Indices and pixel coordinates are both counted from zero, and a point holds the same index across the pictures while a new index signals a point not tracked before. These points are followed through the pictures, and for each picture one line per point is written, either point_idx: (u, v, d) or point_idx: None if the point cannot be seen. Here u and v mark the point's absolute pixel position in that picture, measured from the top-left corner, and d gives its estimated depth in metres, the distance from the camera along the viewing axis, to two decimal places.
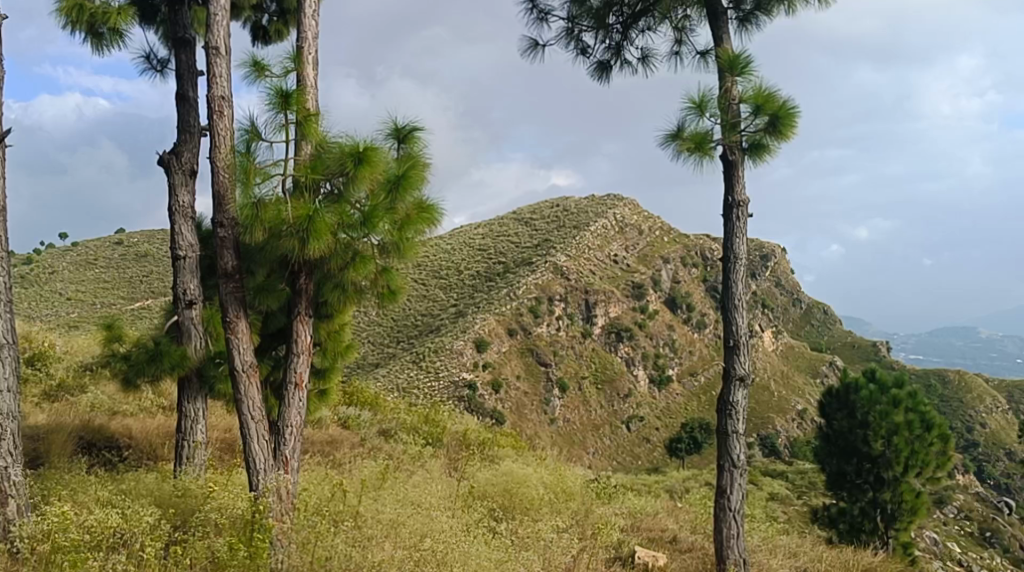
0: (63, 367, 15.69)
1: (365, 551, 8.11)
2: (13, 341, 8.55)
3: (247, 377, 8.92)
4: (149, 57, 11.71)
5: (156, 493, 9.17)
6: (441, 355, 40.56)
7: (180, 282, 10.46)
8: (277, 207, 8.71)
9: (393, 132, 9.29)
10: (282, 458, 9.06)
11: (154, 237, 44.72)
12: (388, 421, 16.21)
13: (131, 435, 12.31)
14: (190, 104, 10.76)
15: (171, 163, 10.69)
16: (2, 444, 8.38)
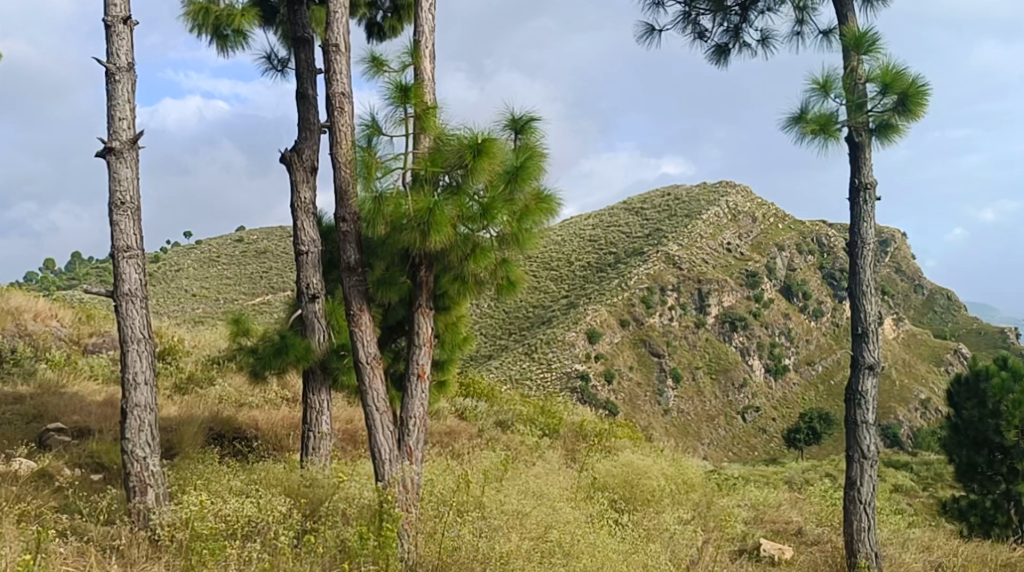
0: (193, 360, 16.25)
1: (491, 541, 8.07)
2: (149, 336, 8.86)
3: (371, 369, 9.06)
4: (270, 58, 12.02)
5: (285, 483, 9.40)
6: (553, 346, 40.58)
7: (303, 277, 10.73)
8: (397, 201, 8.83)
9: (511, 123, 9.28)
10: (406, 449, 9.12)
11: (272, 233, 45.94)
12: (504, 411, 16.29)
13: (258, 426, 12.66)
14: (310, 102, 10.98)
15: (292, 160, 10.97)
16: (141, 436, 8.68)
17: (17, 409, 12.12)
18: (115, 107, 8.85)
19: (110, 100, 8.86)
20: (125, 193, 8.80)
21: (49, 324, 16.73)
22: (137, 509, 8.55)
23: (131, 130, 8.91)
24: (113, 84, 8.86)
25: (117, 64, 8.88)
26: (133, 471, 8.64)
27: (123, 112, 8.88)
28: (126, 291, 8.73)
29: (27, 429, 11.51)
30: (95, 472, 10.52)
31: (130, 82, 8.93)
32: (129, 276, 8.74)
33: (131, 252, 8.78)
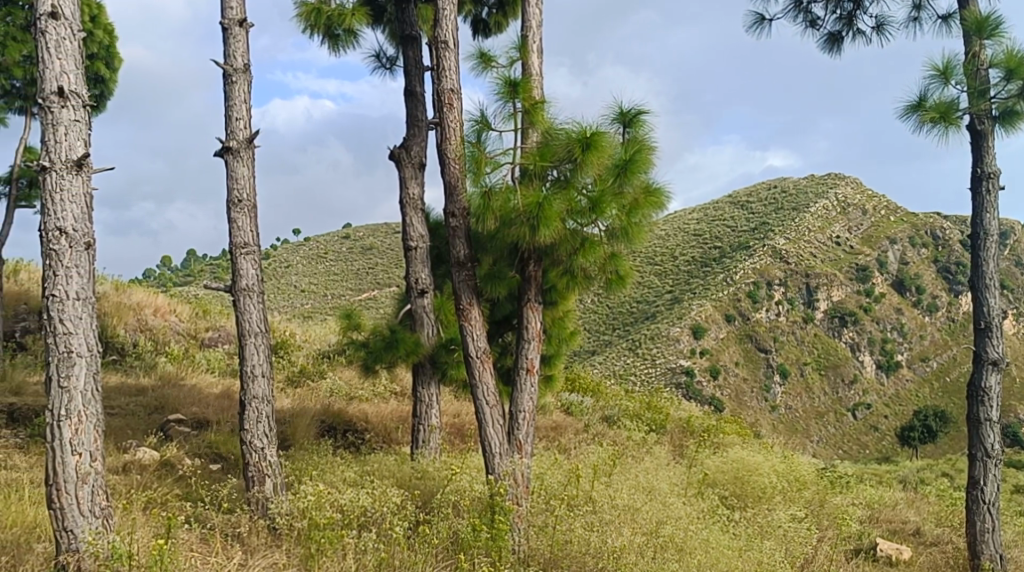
0: (304, 355, 16.66)
1: (603, 536, 8.06)
2: (266, 330, 9.07)
3: (481, 363, 9.11)
4: (378, 56, 12.27)
5: (397, 475, 9.54)
6: (658, 342, 40.22)
7: (412, 271, 10.89)
8: (507, 196, 8.85)
9: (619, 116, 9.25)
10: (516, 442, 9.16)
11: (377, 229, 46.63)
12: (611, 406, 16.25)
13: (368, 420, 12.89)
14: (418, 99, 11.14)
15: (401, 156, 11.16)
16: (259, 427, 8.91)
17: (140, 401, 12.60)
18: (233, 107, 9.10)
19: (227, 101, 9.12)
20: (241, 191, 9.04)
21: (168, 318, 17.35)
22: (256, 499, 8.76)
23: (248, 129, 9.14)
24: (231, 84, 9.12)
25: (234, 65, 9.12)
26: (252, 461, 8.87)
27: (240, 112, 9.11)
28: (243, 286, 8.96)
29: (149, 420, 11.94)
30: (213, 463, 10.85)
31: (246, 83, 9.17)
32: (246, 272, 8.97)
33: (248, 249, 9.01)
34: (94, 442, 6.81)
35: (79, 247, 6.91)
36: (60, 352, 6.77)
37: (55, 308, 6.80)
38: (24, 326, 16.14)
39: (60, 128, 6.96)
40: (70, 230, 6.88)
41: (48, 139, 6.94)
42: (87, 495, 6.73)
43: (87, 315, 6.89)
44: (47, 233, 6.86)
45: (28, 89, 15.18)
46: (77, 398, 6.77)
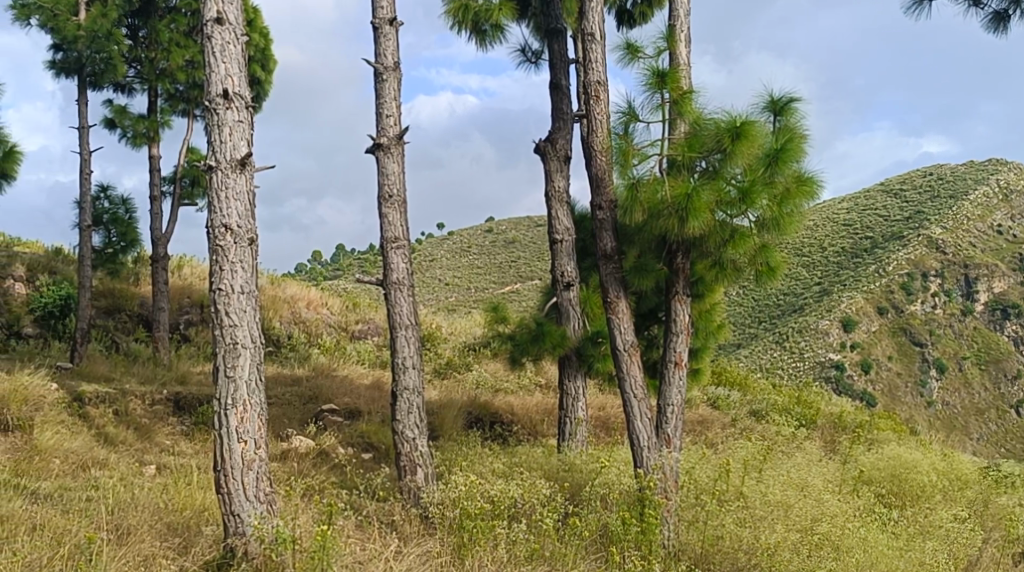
0: (450, 347, 17.01)
1: (755, 532, 7.96)
2: (416, 323, 9.25)
3: (628, 356, 9.07)
4: (524, 50, 12.38)
5: (545, 467, 9.60)
6: (805, 335, 39.20)
7: (558, 265, 10.92)
8: (655, 187, 8.76)
9: (770, 105, 9.06)
10: (664, 436, 9.09)
11: (520, 222, 46.98)
12: (758, 400, 15.89)
13: (514, 412, 13.03)
14: (563, 92, 11.15)
15: (547, 150, 11.21)
16: (410, 417, 9.09)
17: (295, 391, 13.08)
18: (383, 105, 9.31)
19: (378, 99, 9.33)
20: (392, 187, 9.25)
21: (320, 311, 17.97)
22: (408, 488, 8.94)
23: (398, 126, 9.35)
24: (381, 83, 9.34)
25: (384, 64, 9.34)
26: (404, 451, 9.04)
27: (390, 109, 9.32)
28: (394, 280, 9.16)
29: (305, 409, 12.39)
30: (365, 452, 11.18)
31: (396, 80, 9.37)
32: (397, 266, 9.16)
33: (398, 243, 9.20)
34: (258, 430, 7.08)
35: (243, 243, 7.20)
36: (226, 343, 7.07)
37: (221, 301, 7.11)
38: (188, 318, 16.98)
39: (225, 128, 7.26)
40: (235, 226, 7.18)
41: (215, 139, 7.26)
42: (253, 481, 7.00)
43: (250, 308, 7.16)
44: (214, 229, 7.17)
45: (190, 92, 15.89)
46: (242, 388, 7.06)
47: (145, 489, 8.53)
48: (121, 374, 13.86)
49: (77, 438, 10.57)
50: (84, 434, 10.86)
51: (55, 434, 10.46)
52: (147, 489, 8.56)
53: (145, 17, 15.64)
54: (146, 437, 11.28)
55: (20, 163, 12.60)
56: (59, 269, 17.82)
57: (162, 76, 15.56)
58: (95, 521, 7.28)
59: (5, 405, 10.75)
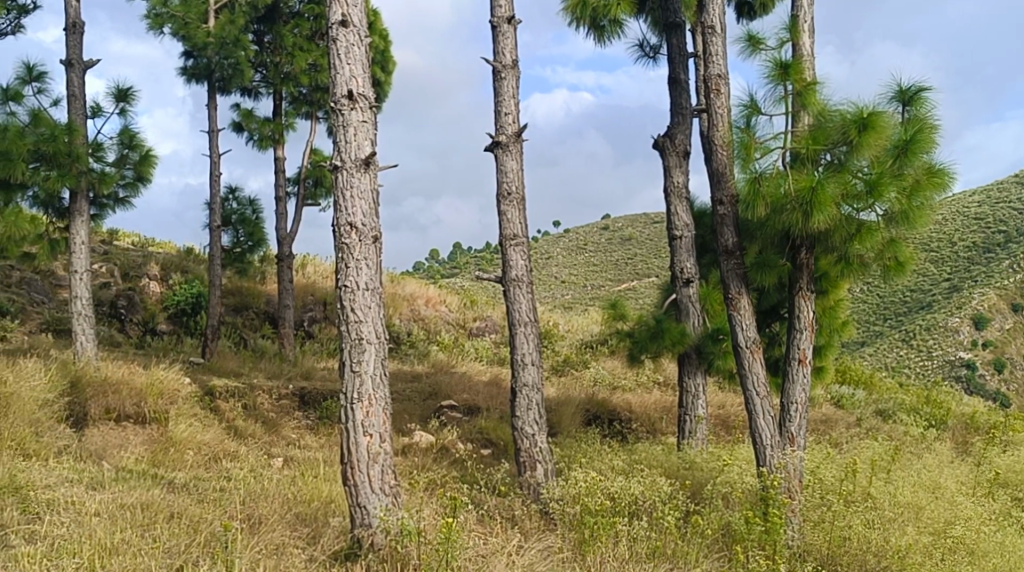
0: (567, 345, 17.06)
1: (885, 534, 7.74)
2: (535, 319, 9.27)
3: (750, 353, 8.91)
4: (641, 45, 12.30)
5: (665, 465, 9.52)
6: (934, 333, 37.82)
7: (677, 261, 10.82)
8: (778, 180, 8.57)
9: (898, 95, 8.81)
10: (788, 435, 8.92)
11: (636, 219, 46.65)
12: (885, 400, 15.45)
13: (632, 409, 12.97)
14: (682, 86, 11.07)
15: (665, 145, 11.14)
16: (529, 414, 9.14)
17: (416, 387, 13.31)
18: (501, 103, 9.39)
19: (496, 97, 9.41)
20: (510, 184, 9.31)
21: (439, 308, 18.25)
22: (528, 483, 8.99)
23: (516, 123, 9.40)
24: (500, 81, 9.41)
25: (502, 62, 9.41)
26: (523, 447, 9.10)
27: (508, 107, 9.38)
28: (513, 277, 9.22)
29: (425, 405, 12.59)
30: (484, 447, 11.30)
31: (514, 78, 9.42)
32: (516, 263, 9.21)
33: (517, 240, 9.26)
34: (383, 424, 7.22)
35: (368, 240, 7.35)
36: (352, 338, 7.24)
37: (347, 297, 7.28)
38: (312, 315, 17.43)
39: (350, 128, 7.42)
40: (359, 225, 7.32)
41: (341, 139, 7.43)
42: (379, 473, 7.13)
43: (375, 304, 7.31)
44: (340, 227, 7.35)
45: (313, 94, 16.30)
46: (367, 382, 7.20)
47: (274, 480, 8.80)
48: (249, 369, 14.32)
49: (208, 431, 10.95)
50: (215, 427, 11.25)
51: (189, 426, 10.87)
52: (276, 480, 8.82)
53: (270, 23, 16.05)
54: (274, 431, 11.64)
55: (155, 166, 13.13)
56: (190, 268, 18.51)
57: (286, 79, 15.97)
58: (229, 511, 7.54)
59: (142, 398, 11.19)
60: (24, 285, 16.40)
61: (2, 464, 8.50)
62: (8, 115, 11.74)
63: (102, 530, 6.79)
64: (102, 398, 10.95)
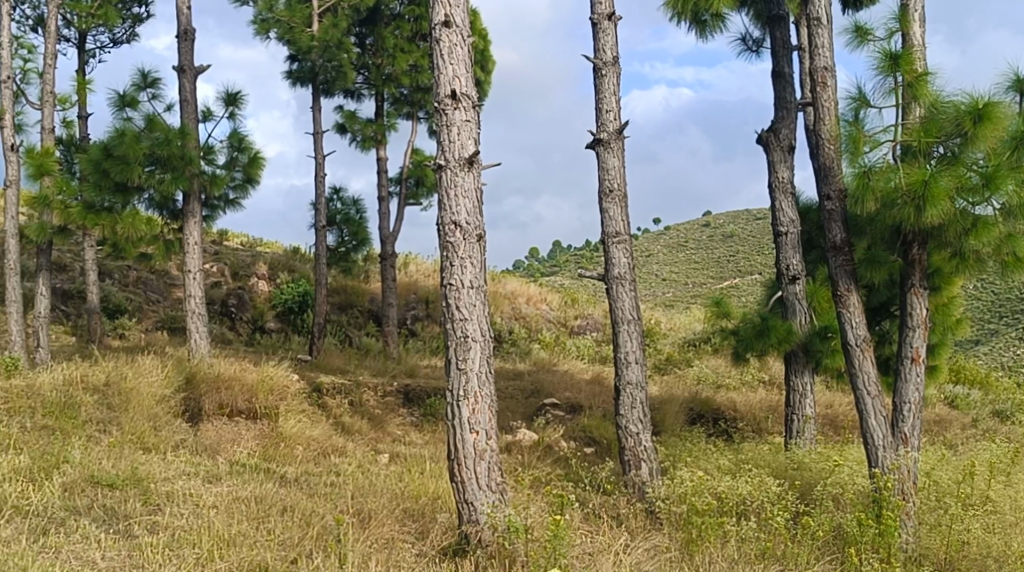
0: (669, 343, 16.92)
1: (1005, 539, 7.54)
2: (638, 318, 9.20)
3: (861, 352, 8.68)
4: (744, 39, 12.12)
5: (773, 465, 9.35)
6: None
7: (783, 258, 10.60)
8: (889, 174, 8.33)
9: (1015, 85, 8.50)
10: (901, 435, 8.67)
11: (739, 215, 45.94)
12: (1002, 400, 14.90)
13: (737, 408, 12.80)
14: (786, 79, 10.88)
15: (770, 140, 10.93)
16: (634, 412, 9.07)
17: (518, 385, 13.36)
18: (602, 100, 9.35)
19: (598, 94, 9.37)
20: (612, 181, 9.26)
21: (540, 306, 18.28)
22: (633, 482, 8.94)
23: (618, 120, 9.35)
24: (601, 78, 9.38)
25: (603, 59, 9.36)
26: (628, 446, 9.05)
27: (609, 104, 9.34)
28: (615, 274, 9.17)
29: (527, 403, 12.64)
30: (587, 446, 11.29)
31: (615, 75, 9.37)
32: (618, 260, 9.17)
33: (620, 238, 9.21)
34: (489, 421, 7.26)
35: (472, 238, 7.40)
36: (458, 336, 7.29)
37: (453, 296, 7.34)
38: (415, 313, 17.65)
39: (453, 128, 7.48)
40: (463, 223, 7.38)
41: (445, 139, 7.49)
42: (485, 470, 7.18)
43: (480, 302, 7.36)
44: (444, 226, 7.42)
45: (414, 95, 16.48)
46: (473, 379, 7.26)
47: (382, 476, 8.94)
48: (355, 367, 14.58)
49: (317, 427, 11.18)
50: (323, 424, 11.49)
51: (298, 422, 11.13)
52: (383, 476, 8.97)
53: (372, 25, 16.29)
54: (379, 427, 11.85)
55: (263, 168, 13.46)
56: (297, 267, 18.94)
57: (388, 81, 16.18)
58: (340, 506, 7.69)
59: (254, 394, 11.43)
60: (141, 285, 17.02)
61: (124, 457, 8.84)
62: (125, 120, 12.16)
63: (220, 523, 7.00)
64: (215, 394, 11.21)
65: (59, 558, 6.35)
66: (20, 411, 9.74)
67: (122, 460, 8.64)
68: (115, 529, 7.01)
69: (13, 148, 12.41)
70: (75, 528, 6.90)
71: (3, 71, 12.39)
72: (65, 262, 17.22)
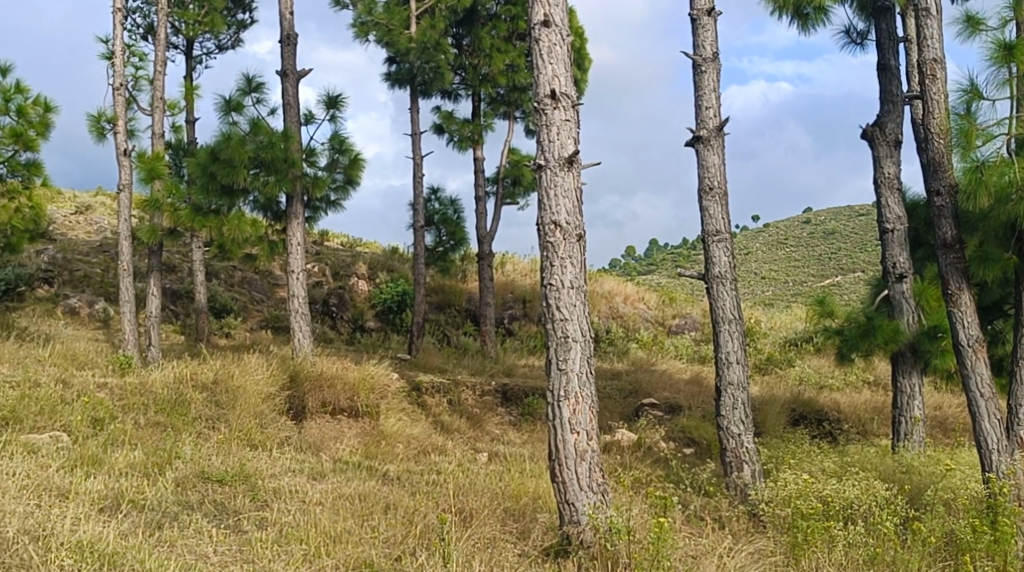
0: (770, 342, 16.65)
1: None
2: (740, 317, 9.06)
3: (974, 352, 8.38)
4: (848, 31, 11.84)
5: (880, 467, 9.12)
6: None
7: (889, 255, 10.36)
8: (1003, 168, 8.02)
9: None
10: (1016, 439, 8.36)
11: (841, 211, 44.93)
12: None
13: (840, 409, 12.52)
14: (892, 72, 10.61)
15: (875, 135, 10.65)
16: (735, 413, 8.94)
17: (616, 384, 13.31)
18: (702, 97, 9.23)
19: (697, 90, 9.26)
20: (713, 179, 9.15)
21: (638, 305, 18.17)
22: (735, 484, 8.82)
23: (718, 117, 9.23)
24: (700, 74, 9.26)
25: (703, 55, 9.24)
26: (729, 447, 8.93)
27: (709, 101, 9.22)
28: (716, 273, 9.05)
29: (625, 402, 12.59)
30: (687, 446, 11.18)
31: (715, 71, 9.24)
32: (719, 258, 9.04)
33: (720, 236, 9.08)
34: (590, 422, 7.23)
35: (572, 238, 7.38)
36: (558, 337, 7.29)
37: (553, 296, 7.33)
38: (512, 313, 17.72)
39: (553, 128, 7.47)
40: (563, 223, 7.37)
41: (544, 139, 7.49)
42: (586, 471, 7.15)
43: (580, 302, 7.34)
44: (544, 226, 7.42)
45: (511, 94, 16.53)
46: (574, 380, 7.24)
47: (483, 475, 9.01)
48: (453, 366, 14.70)
49: (416, 425, 11.33)
50: (423, 422, 11.63)
51: (398, 420, 11.30)
52: (484, 475, 9.03)
53: (469, 26, 16.40)
54: (478, 426, 11.94)
55: (363, 169, 13.67)
56: (396, 267, 19.19)
57: (485, 81, 16.26)
58: (442, 504, 7.76)
59: (355, 392, 11.58)
60: (246, 285, 17.45)
61: (232, 453, 9.07)
62: (232, 125, 12.47)
63: (326, 520, 7.13)
64: (318, 392, 11.36)
65: (174, 551, 6.52)
66: (134, 408, 10.07)
67: (231, 456, 8.87)
68: (226, 524, 7.19)
69: (125, 153, 12.85)
70: (188, 522, 7.10)
71: (117, 79, 12.83)
72: (174, 263, 17.77)
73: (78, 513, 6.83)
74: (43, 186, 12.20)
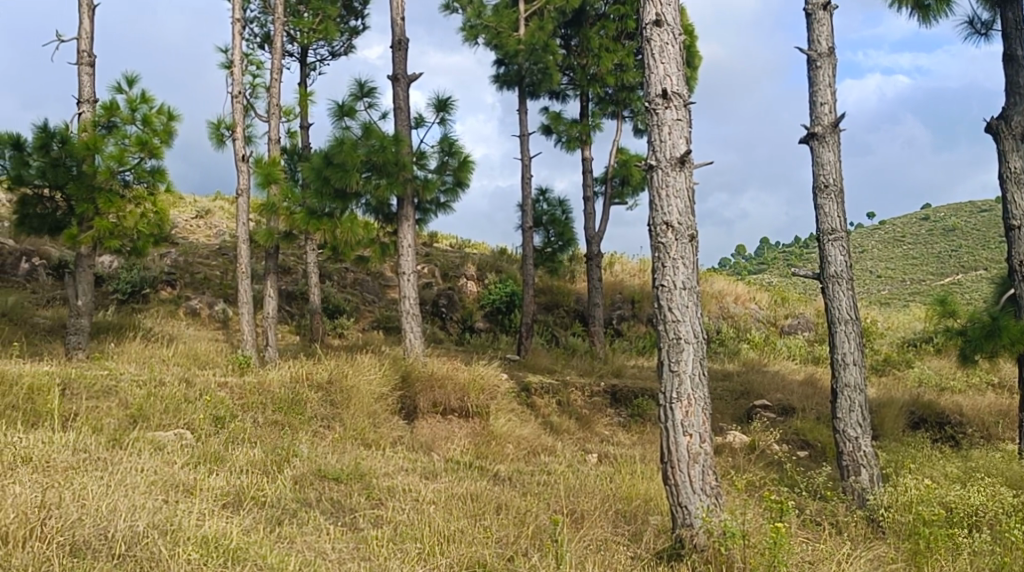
0: (887, 343, 16.18)
1: None
2: (857, 317, 8.84)
3: None
4: (973, 22, 11.43)
5: (1006, 473, 8.77)
6: None
7: (1016, 253, 9.97)
8: None
9: None
10: None
11: (962, 207, 43.38)
12: None
13: (963, 412, 12.10)
14: (1019, 63, 10.21)
15: (1000, 128, 10.24)
16: (852, 416, 8.72)
17: (727, 386, 13.13)
18: (817, 93, 9.03)
19: (812, 86, 9.07)
20: (828, 177, 8.94)
21: (749, 305, 17.88)
22: (853, 488, 8.60)
23: (833, 113, 9.02)
24: (815, 70, 9.07)
25: (818, 50, 9.05)
26: (846, 450, 8.71)
27: (824, 97, 9.02)
28: (832, 273, 8.84)
29: (737, 404, 12.43)
30: (801, 449, 10.96)
31: (830, 66, 9.04)
32: (835, 258, 8.83)
33: (835, 235, 8.87)
34: (703, 424, 7.15)
35: (684, 239, 7.31)
36: (670, 338, 7.22)
37: (665, 297, 7.28)
38: (621, 313, 17.63)
39: (664, 128, 7.42)
40: (676, 224, 7.31)
41: (655, 139, 7.44)
42: (699, 474, 7.07)
43: (693, 303, 7.26)
44: (656, 227, 7.37)
45: (619, 94, 16.45)
46: (687, 382, 7.17)
47: (593, 476, 9.00)
48: (562, 366, 14.71)
49: (526, 426, 11.38)
50: (532, 422, 11.67)
51: (507, 420, 11.39)
52: (594, 475, 9.02)
53: (577, 27, 16.39)
54: (587, 427, 11.95)
55: (472, 171, 13.79)
56: (504, 267, 19.32)
57: (593, 81, 16.23)
58: (554, 505, 7.78)
59: (465, 392, 11.68)
60: (358, 286, 17.81)
61: (348, 452, 9.27)
62: (345, 130, 12.72)
63: (440, 519, 7.23)
64: (429, 392, 11.52)
65: (294, 548, 6.68)
66: (253, 406, 10.37)
67: (347, 455, 9.07)
68: (342, 522, 7.36)
69: (244, 158, 13.24)
70: (306, 519, 7.28)
71: (236, 88, 13.24)
72: (290, 265, 18.25)
73: (204, 508, 7.06)
74: (167, 193, 12.63)
